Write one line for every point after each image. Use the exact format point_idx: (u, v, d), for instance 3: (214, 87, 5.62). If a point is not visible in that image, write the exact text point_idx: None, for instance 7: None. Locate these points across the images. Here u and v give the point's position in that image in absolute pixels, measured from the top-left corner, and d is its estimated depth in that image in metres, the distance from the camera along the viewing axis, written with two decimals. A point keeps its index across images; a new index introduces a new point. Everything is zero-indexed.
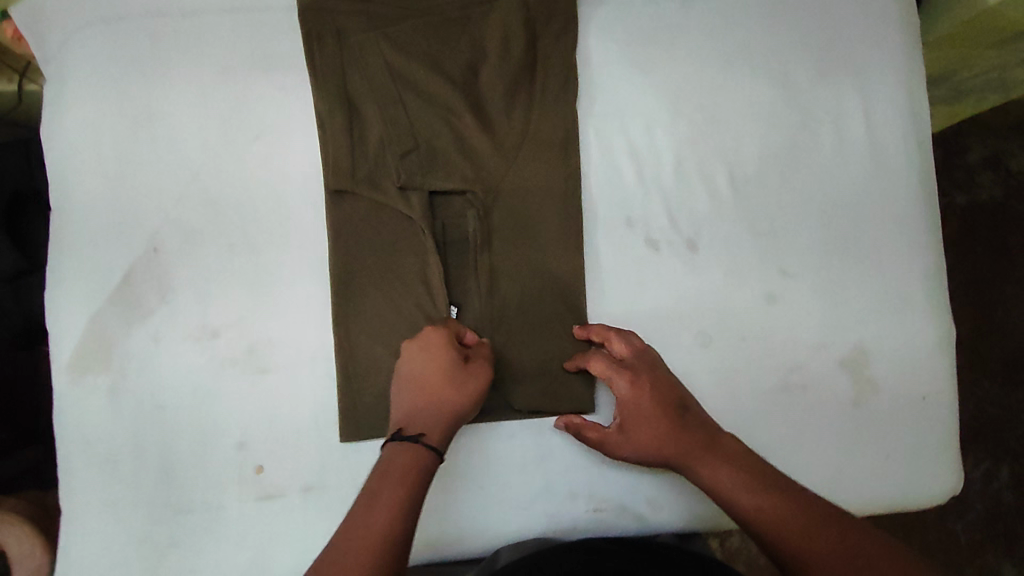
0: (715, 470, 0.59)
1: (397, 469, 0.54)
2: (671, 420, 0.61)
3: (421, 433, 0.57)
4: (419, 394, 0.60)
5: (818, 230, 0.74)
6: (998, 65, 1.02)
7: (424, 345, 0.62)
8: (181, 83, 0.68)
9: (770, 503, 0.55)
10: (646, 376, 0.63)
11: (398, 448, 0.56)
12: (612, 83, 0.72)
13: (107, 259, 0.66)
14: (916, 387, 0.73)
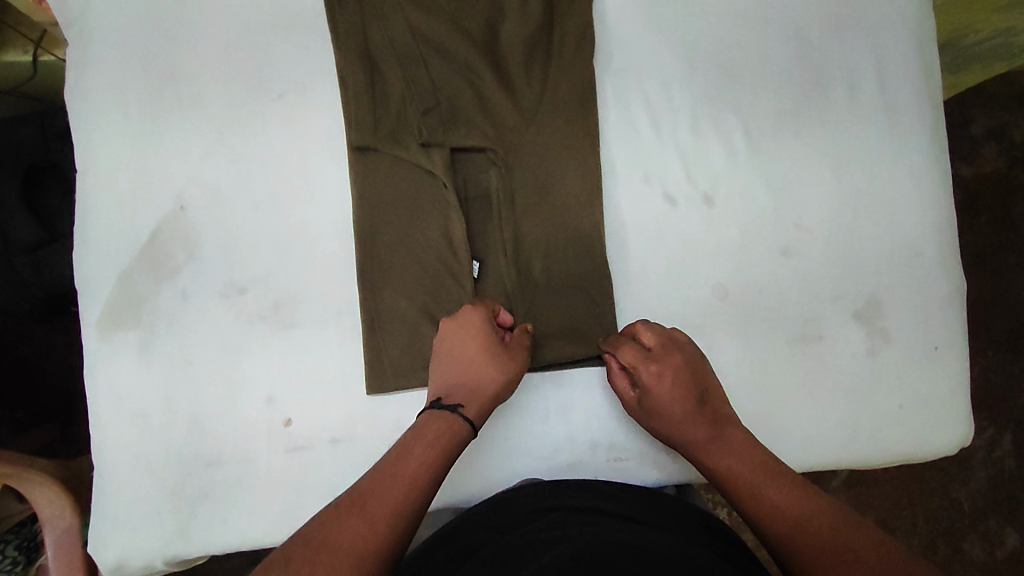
0: (724, 459, 0.61)
1: (433, 433, 0.58)
2: (690, 407, 0.64)
3: (461, 405, 0.61)
4: (459, 369, 0.63)
5: (832, 185, 0.75)
6: (1004, 29, 1.03)
7: (461, 324, 0.65)
8: (206, 42, 0.69)
9: (778, 504, 0.56)
10: (669, 366, 0.65)
11: (439, 415, 0.60)
12: (629, 40, 0.74)
13: (135, 216, 0.67)
14: (929, 337, 0.74)
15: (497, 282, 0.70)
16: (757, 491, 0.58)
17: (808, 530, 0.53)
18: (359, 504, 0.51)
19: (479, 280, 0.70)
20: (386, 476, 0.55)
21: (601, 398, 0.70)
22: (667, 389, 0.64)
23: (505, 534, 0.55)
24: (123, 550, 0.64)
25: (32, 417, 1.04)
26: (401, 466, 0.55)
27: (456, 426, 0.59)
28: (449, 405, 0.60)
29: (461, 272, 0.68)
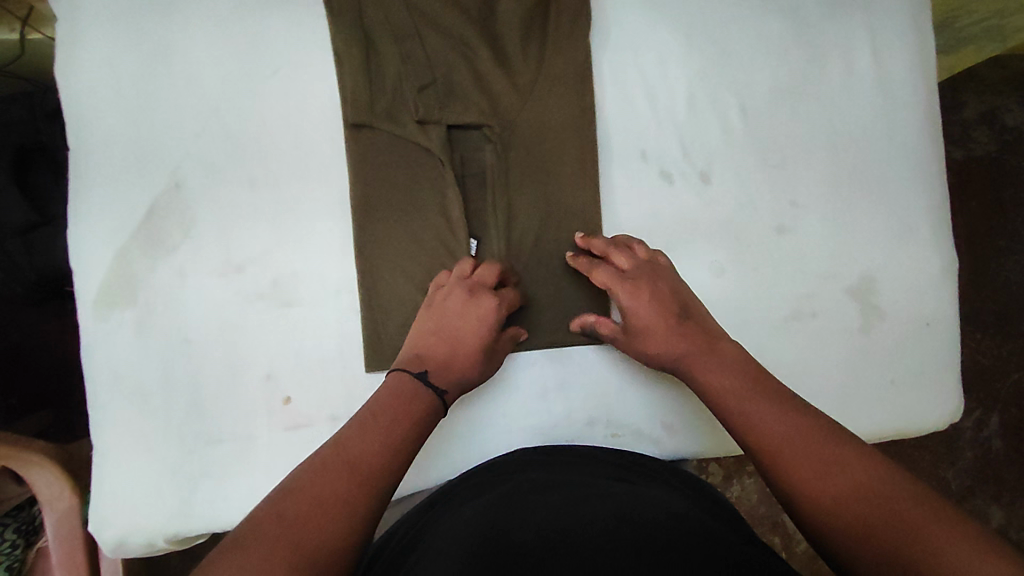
0: (709, 371, 0.61)
1: (416, 414, 0.57)
2: (671, 329, 0.63)
3: (445, 390, 0.60)
4: (449, 353, 0.62)
5: (828, 162, 0.75)
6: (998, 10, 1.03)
7: (480, 311, 0.64)
8: (200, 18, 0.68)
9: (762, 412, 0.56)
10: (644, 286, 0.65)
11: (425, 394, 0.58)
12: (626, 17, 0.73)
13: (130, 195, 0.66)
14: (921, 313, 0.75)
15: (494, 259, 0.70)
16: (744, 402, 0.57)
17: (795, 439, 0.52)
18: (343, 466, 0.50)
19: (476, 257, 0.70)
20: (352, 453, 0.52)
21: (599, 374, 0.71)
22: (646, 311, 0.64)
23: (495, 492, 0.58)
24: (124, 528, 0.64)
25: (27, 403, 1.04)
26: (368, 443, 0.53)
27: (435, 413, 0.59)
28: (435, 388, 0.59)
29: (459, 249, 0.69)
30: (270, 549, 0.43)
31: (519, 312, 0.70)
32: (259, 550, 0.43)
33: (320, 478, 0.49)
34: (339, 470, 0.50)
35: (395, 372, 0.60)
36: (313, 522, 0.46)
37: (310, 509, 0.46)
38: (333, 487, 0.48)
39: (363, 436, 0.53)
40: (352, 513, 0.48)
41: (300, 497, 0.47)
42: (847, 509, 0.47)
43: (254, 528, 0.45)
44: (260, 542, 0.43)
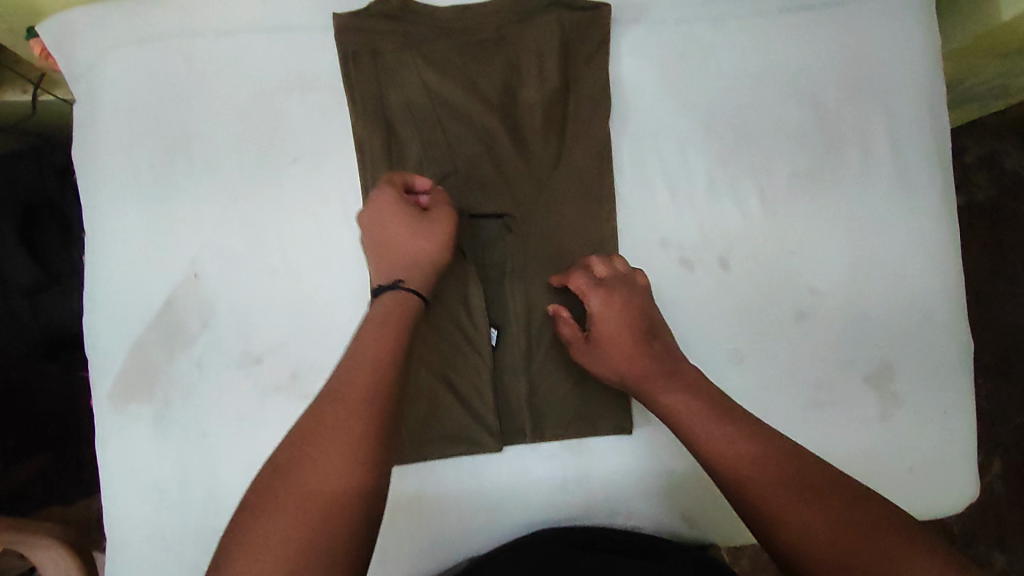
0: (671, 395, 0.60)
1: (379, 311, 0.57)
2: (636, 346, 0.63)
3: (401, 279, 0.60)
4: (395, 248, 0.62)
5: (845, 247, 0.76)
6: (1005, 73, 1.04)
7: (375, 209, 0.63)
8: (218, 107, 0.67)
9: (723, 433, 0.55)
10: (618, 297, 0.64)
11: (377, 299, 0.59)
12: (646, 102, 0.74)
13: (150, 286, 0.66)
14: (939, 400, 0.76)
15: (515, 351, 0.70)
16: (708, 426, 0.56)
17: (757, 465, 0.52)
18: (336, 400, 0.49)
19: (497, 348, 0.70)
20: (345, 385, 0.50)
21: (620, 466, 0.70)
22: (613, 321, 0.64)
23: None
24: None
25: (25, 448, 1.01)
26: (360, 373, 0.51)
27: (398, 300, 0.58)
28: (391, 283, 0.59)
29: (480, 341, 0.69)
30: (280, 512, 0.44)
31: (538, 404, 0.70)
32: (269, 516, 0.44)
33: (314, 421, 0.49)
34: (334, 407, 0.49)
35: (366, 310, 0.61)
36: (318, 471, 0.46)
37: (311, 460, 0.47)
38: (329, 429, 0.48)
39: (353, 365, 0.51)
40: (357, 451, 0.47)
41: (298, 447, 0.48)
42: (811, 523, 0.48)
43: (260, 491, 0.46)
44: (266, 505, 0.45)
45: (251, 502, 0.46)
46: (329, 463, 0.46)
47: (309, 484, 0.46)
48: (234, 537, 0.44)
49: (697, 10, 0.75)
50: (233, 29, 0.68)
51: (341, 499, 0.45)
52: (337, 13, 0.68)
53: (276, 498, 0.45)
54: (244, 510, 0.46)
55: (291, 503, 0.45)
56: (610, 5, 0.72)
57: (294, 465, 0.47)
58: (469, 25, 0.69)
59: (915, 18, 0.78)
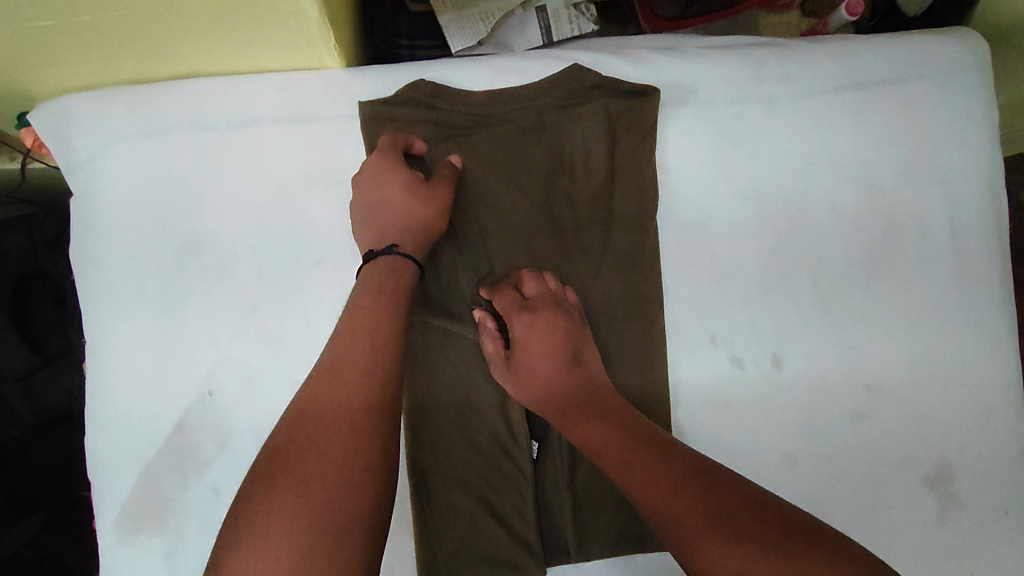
0: (587, 425, 0.55)
1: (375, 279, 0.54)
2: (558, 372, 0.58)
3: (395, 244, 0.57)
4: (387, 212, 0.58)
5: (902, 339, 0.72)
6: None
7: (375, 176, 0.59)
8: (234, 205, 0.61)
9: (638, 460, 0.52)
10: (543, 319, 0.59)
11: (375, 264, 0.56)
12: (693, 189, 0.69)
13: (157, 405, 0.59)
14: (999, 501, 0.72)
15: (557, 465, 0.63)
16: (626, 460, 0.52)
17: (668, 495, 0.48)
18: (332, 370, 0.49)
19: (538, 461, 0.64)
20: (346, 361, 0.49)
21: None
22: (535, 345, 0.59)
23: None
24: None
25: (9, 516, 0.90)
26: (362, 349, 0.50)
27: (394, 266, 0.56)
28: (383, 247, 0.56)
29: (521, 456, 0.63)
30: (287, 487, 0.43)
31: (584, 522, 0.64)
32: (275, 493, 0.43)
33: (314, 399, 0.47)
34: (338, 383, 0.48)
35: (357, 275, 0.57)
36: (325, 447, 0.45)
37: (316, 435, 0.45)
38: (334, 406, 0.47)
39: (355, 340, 0.50)
40: (367, 429, 0.46)
41: (298, 426, 0.46)
42: (732, 556, 0.44)
43: (259, 471, 0.44)
44: (271, 480, 0.43)
45: (252, 483, 0.44)
46: (336, 438, 0.45)
47: (318, 457, 0.44)
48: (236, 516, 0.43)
49: (746, 90, 0.70)
50: (250, 120, 0.62)
51: (355, 474, 0.44)
52: (364, 101, 0.63)
53: (281, 462, 0.44)
54: (243, 492, 0.44)
55: (302, 476, 0.43)
56: (658, 90, 0.67)
57: (297, 441, 0.45)
58: (508, 114, 0.65)
59: (974, 93, 0.73)
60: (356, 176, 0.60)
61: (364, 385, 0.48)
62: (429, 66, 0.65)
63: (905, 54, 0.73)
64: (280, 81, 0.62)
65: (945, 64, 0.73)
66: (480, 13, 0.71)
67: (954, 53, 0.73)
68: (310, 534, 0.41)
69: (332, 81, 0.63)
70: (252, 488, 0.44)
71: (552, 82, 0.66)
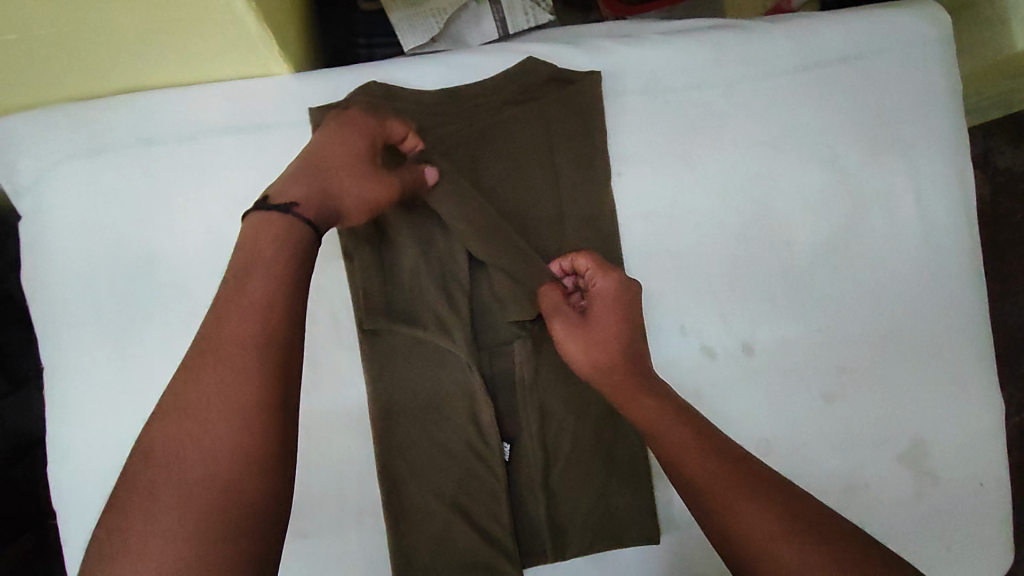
0: (649, 404, 0.53)
1: (269, 245, 0.45)
2: (629, 340, 0.56)
3: (293, 202, 0.48)
4: (324, 173, 0.52)
5: (872, 318, 0.71)
6: (1007, 91, 1.00)
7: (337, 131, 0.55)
8: (187, 221, 0.60)
9: (702, 447, 0.50)
10: (626, 289, 0.59)
11: (270, 215, 0.47)
12: (655, 179, 0.69)
13: (120, 428, 0.58)
14: (973, 474, 0.72)
15: (530, 465, 0.63)
16: (695, 444, 0.50)
17: (738, 491, 0.47)
18: (204, 359, 0.40)
19: (512, 464, 0.64)
20: (223, 348, 0.41)
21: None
22: (614, 309, 0.58)
23: None
24: None
25: None
26: (239, 336, 0.41)
27: (284, 226, 0.46)
28: (281, 203, 0.47)
29: (493, 460, 0.62)
30: (156, 515, 0.37)
31: (559, 520, 0.64)
32: (143, 528, 0.37)
33: (190, 394, 0.40)
34: (213, 378, 0.40)
35: (241, 218, 0.48)
36: (202, 467, 0.38)
37: (188, 449, 0.38)
38: (214, 404, 0.39)
39: (236, 319, 0.41)
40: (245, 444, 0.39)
41: (171, 431, 0.39)
42: (785, 544, 0.44)
43: (127, 490, 0.38)
44: (142, 506, 0.37)
45: (123, 502, 0.38)
46: (213, 456, 0.38)
47: (192, 477, 0.38)
48: (99, 550, 0.37)
49: (704, 74, 0.69)
50: (197, 132, 0.60)
51: (233, 500, 0.38)
52: (313, 108, 0.61)
53: (153, 473, 0.38)
54: (110, 513, 0.38)
55: (168, 507, 0.37)
56: (599, 72, 0.67)
57: (169, 455, 0.39)
58: (466, 114, 0.64)
59: (937, 66, 0.73)
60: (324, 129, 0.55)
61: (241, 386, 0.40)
62: (379, 67, 0.64)
63: (868, 29, 0.72)
64: (226, 89, 0.60)
65: (908, 37, 0.72)
66: (432, 9, 0.69)
67: (916, 26, 0.72)
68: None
69: (280, 89, 0.61)
70: (123, 507, 0.38)
71: (507, 78, 0.65)
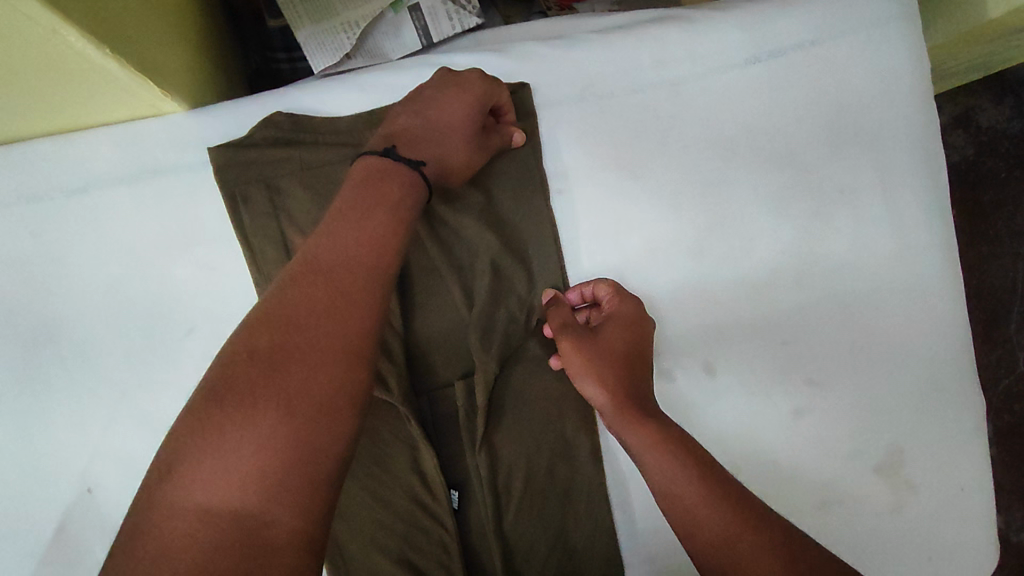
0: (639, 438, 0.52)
1: (394, 192, 0.49)
2: (635, 361, 0.56)
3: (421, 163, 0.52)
4: (441, 132, 0.55)
5: (841, 324, 0.67)
6: (986, 55, 0.94)
7: (459, 86, 0.56)
8: (86, 282, 0.55)
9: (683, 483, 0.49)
10: (637, 312, 0.58)
11: (398, 171, 0.51)
12: (600, 193, 0.63)
13: (30, 512, 0.54)
14: (953, 479, 0.68)
15: (480, 510, 0.60)
16: (683, 479, 0.49)
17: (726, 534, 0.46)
18: (314, 282, 0.43)
19: (460, 508, 0.61)
20: (337, 274, 0.44)
21: None
22: (619, 333, 0.57)
23: None
24: None
25: None
26: (353, 266, 0.45)
27: (404, 179, 0.51)
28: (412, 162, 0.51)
29: (440, 507, 0.59)
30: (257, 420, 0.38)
31: (516, 567, 0.60)
32: (242, 423, 0.37)
33: (300, 307, 0.42)
34: (328, 302, 0.43)
35: (358, 162, 0.51)
36: (305, 379, 0.40)
37: (298, 360, 0.40)
38: (326, 327, 0.42)
39: (348, 250, 0.45)
40: (349, 371, 0.41)
41: (275, 343, 0.40)
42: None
43: (226, 387, 0.38)
44: (239, 404, 0.38)
45: (218, 398, 0.38)
46: (315, 369, 0.40)
47: (296, 392, 0.39)
48: (185, 442, 0.37)
49: (646, 75, 0.64)
50: (87, 183, 0.55)
51: (333, 426, 0.40)
52: (213, 147, 0.56)
53: (257, 377, 0.39)
54: (199, 407, 0.38)
55: (268, 413, 0.38)
56: (526, 85, 0.62)
57: (275, 357, 0.40)
58: None
59: (899, 47, 0.67)
60: (444, 75, 0.56)
61: (350, 315, 0.43)
62: (284, 96, 0.58)
63: (824, 11, 0.66)
64: (115, 133, 0.55)
65: (867, 17, 0.66)
66: (341, 23, 0.64)
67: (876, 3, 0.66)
68: (271, 487, 0.37)
69: (174, 128, 0.56)
70: (221, 399, 0.38)
71: None
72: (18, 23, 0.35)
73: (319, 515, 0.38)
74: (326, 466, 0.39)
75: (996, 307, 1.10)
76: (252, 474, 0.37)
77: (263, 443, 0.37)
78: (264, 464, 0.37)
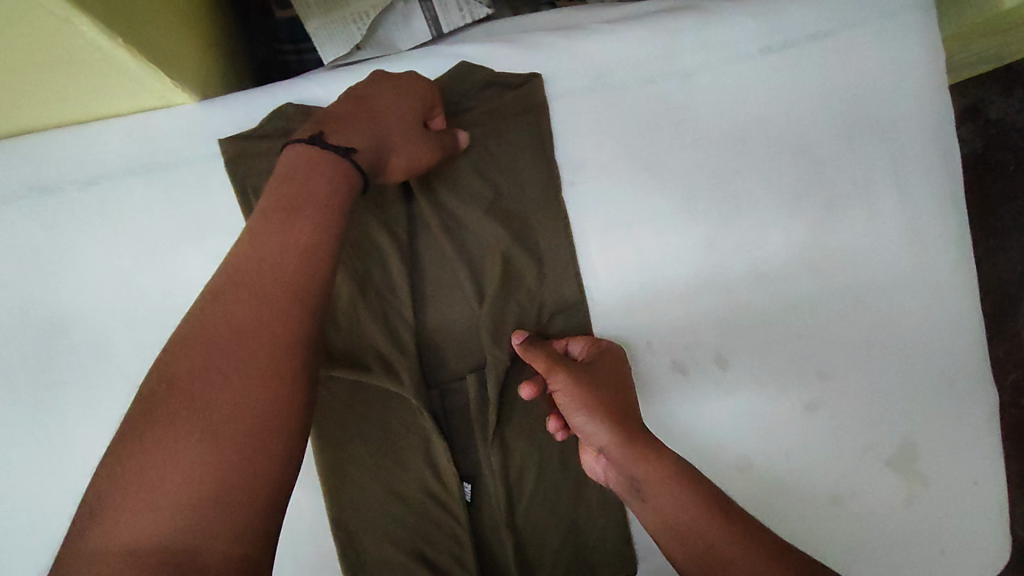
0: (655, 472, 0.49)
1: (323, 193, 0.45)
2: (625, 400, 0.54)
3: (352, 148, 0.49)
4: (376, 126, 0.52)
5: (855, 317, 0.67)
6: (1000, 46, 0.93)
7: (397, 88, 0.54)
8: (97, 275, 0.55)
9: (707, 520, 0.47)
10: (617, 358, 0.58)
11: (326, 156, 0.47)
12: (611, 186, 0.63)
13: (45, 505, 0.54)
14: (966, 472, 0.68)
15: (492, 503, 0.60)
16: (709, 515, 0.47)
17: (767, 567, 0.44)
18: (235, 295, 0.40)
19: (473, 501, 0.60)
20: (259, 286, 0.41)
21: None
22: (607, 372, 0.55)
23: None
24: None
25: None
26: (275, 274, 0.41)
27: (330, 166, 0.47)
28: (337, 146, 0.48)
29: (452, 499, 0.59)
30: (177, 449, 0.35)
31: (529, 558, 0.60)
32: (160, 453, 0.35)
33: (218, 327, 0.39)
34: (249, 316, 0.40)
35: (284, 152, 0.48)
36: (222, 402, 0.37)
37: (216, 381, 0.37)
38: (248, 342, 0.39)
39: (272, 259, 0.42)
40: (273, 385, 0.38)
41: (193, 366, 0.38)
42: None
43: (143, 420, 0.36)
44: (160, 439, 0.35)
45: (134, 430, 0.36)
46: (241, 396, 0.37)
47: (218, 415, 0.37)
48: (104, 480, 0.35)
49: (659, 66, 0.63)
50: (98, 175, 0.55)
51: (262, 446, 0.37)
52: (225, 138, 0.56)
53: (175, 403, 0.37)
54: (118, 439, 0.36)
55: (188, 440, 0.36)
56: (539, 77, 0.62)
57: (194, 380, 0.37)
58: None
59: (915, 37, 0.66)
60: (381, 77, 0.55)
61: (275, 327, 0.40)
62: (294, 86, 0.58)
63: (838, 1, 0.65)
64: (126, 125, 0.54)
65: (883, 7, 0.66)
66: (352, 13, 0.63)
67: None
68: (195, 517, 0.35)
69: (185, 119, 0.55)
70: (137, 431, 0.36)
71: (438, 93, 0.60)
72: (33, 11, 0.35)
73: (257, 548, 0.36)
74: (261, 486, 0.36)
75: (1008, 300, 1.09)
76: (176, 506, 0.34)
77: (187, 472, 0.35)
78: (189, 493, 0.35)
